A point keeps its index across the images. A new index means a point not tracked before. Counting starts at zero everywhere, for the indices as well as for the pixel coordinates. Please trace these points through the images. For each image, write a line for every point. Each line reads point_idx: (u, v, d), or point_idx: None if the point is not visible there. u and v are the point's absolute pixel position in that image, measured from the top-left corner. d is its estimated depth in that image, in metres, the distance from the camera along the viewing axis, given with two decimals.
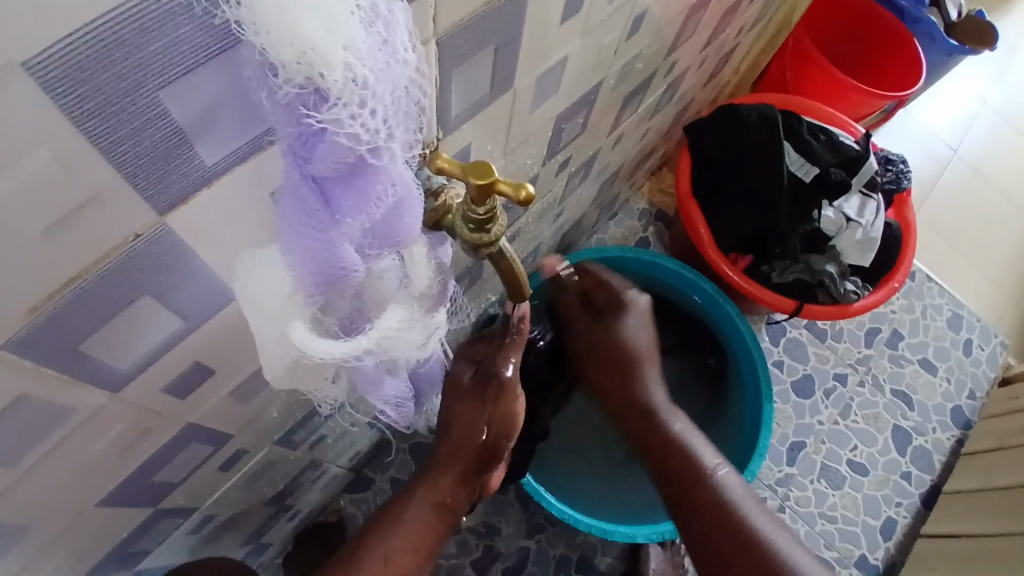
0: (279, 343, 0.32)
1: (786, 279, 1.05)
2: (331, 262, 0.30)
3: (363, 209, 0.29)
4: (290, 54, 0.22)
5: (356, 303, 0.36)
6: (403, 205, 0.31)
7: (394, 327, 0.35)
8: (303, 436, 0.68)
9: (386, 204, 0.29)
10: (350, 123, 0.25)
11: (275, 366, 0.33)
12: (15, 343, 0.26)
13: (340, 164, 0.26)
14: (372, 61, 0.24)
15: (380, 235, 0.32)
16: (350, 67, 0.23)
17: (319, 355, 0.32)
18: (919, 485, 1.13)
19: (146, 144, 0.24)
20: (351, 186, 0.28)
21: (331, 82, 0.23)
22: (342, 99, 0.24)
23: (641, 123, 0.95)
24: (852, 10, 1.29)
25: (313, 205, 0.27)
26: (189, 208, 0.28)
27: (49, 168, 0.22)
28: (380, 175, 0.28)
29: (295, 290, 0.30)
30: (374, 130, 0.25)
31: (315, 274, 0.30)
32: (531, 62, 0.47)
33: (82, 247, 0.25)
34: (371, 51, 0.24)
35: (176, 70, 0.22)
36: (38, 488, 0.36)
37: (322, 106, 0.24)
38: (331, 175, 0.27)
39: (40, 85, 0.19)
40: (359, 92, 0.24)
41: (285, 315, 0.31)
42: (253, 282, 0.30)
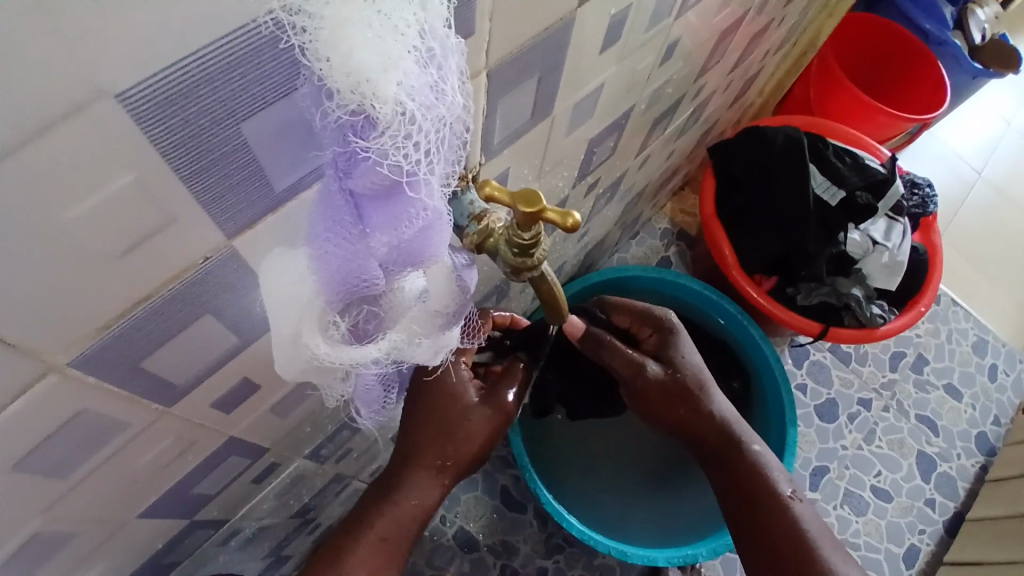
0: (293, 343, 0.32)
1: (812, 302, 1.05)
2: (355, 275, 0.30)
3: (393, 228, 0.28)
4: (345, 82, 0.22)
5: (370, 310, 0.36)
6: (432, 229, 0.29)
7: (399, 342, 0.37)
8: (330, 451, 0.69)
9: (416, 227, 0.29)
10: (395, 153, 0.24)
11: (288, 363, 0.33)
12: (83, 360, 0.27)
13: (378, 184, 0.26)
14: (423, 94, 0.24)
15: (408, 256, 0.30)
16: (400, 101, 0.23)
17: (336, 359, 0.33)
18: (944, 513, 1.11)
19: (223, 171, 0.25)
20: (386, 206, 0.27)
21: (380, 113, 0.23)
22: (389, 129, 0.23)
23: (667, 144, 0.95)
24: (876, 34, 1.29)
25: (344, 216, 0.28)
26: (255, 231, 0.29)
27: (131, 193, 0.22)
28: (416, 200, 0.27)
29: (315, 295, 0.31)
30: (414, 160, 0.25)
31: (336, 284, 0.30)
32: (570, 90, 0.47)
33: (157, 268, 0.26)
34: (423, 85, 0.24)
35: (255, 102, 0.23)
36: (85, 499, 0.37)
37: (370, 133, 0.24)
38: (367, 193, 0.27)
39: (132, 116, 0.20)
40: (408, 125, 0.24)
41: (303, 317, 0.31)
42: (278, 282, 0.30)
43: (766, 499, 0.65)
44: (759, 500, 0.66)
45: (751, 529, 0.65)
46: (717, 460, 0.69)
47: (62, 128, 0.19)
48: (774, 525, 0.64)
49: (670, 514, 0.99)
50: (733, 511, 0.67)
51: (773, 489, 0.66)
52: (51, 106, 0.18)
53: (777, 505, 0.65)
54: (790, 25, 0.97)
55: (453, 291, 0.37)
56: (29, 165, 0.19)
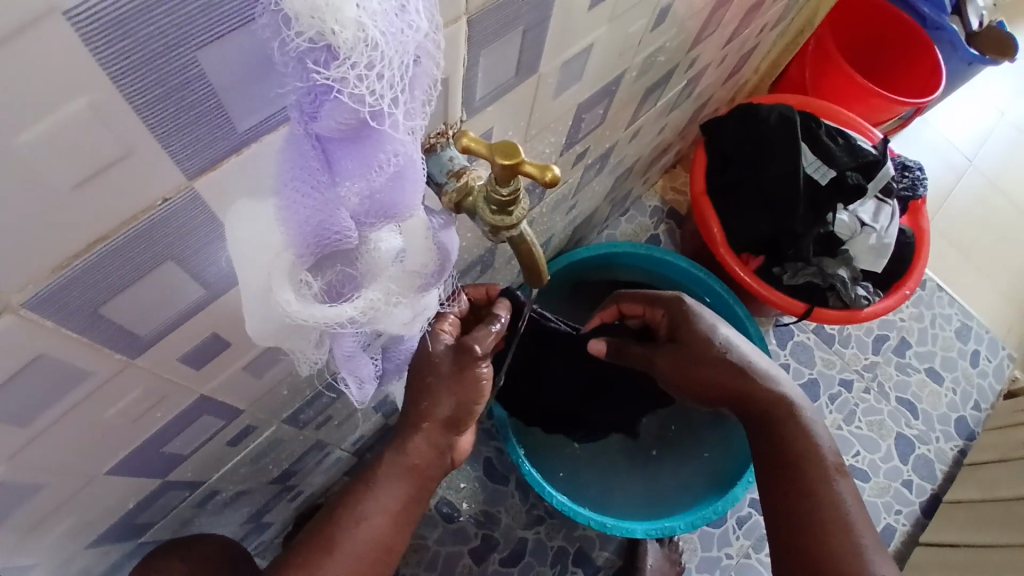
0: (264, 297, 0.31)
1: (798, 282, 1.04)
2: (325, 227, 0.29)
3: (364, 175, 0.27)
4: (303, 5, 0.21)
5: (345, 269, 0.35)
6: (404, 176, 0.28)
7: (376, 300, 0.35)
8: (310, 416, 0.68)
9: (387, 174, 0.27)
10: (357, 84, 0.23)
11: (259, 320, 0.32)
12: (40, 302, 0.26)
13: (345, 125, 0.25)
14: (385, 17, 0.23)
15: (380, 208, 0.29)
16: (361, 25, 0.22)
17: (308, 318, 0.32)
18: (920, 494, 1.13)
19: (178, 104, 0.24)
20: (355, 148, 0.26)
21: (341, 38, 0.22)
22: (351, 57, 0.22)
23: (659, 117, 0.94)
24: (872, 13, 1.28)
25: (312, 163, 0.26)
26: (217, 173, 0.28)
27: (84, 120, 0.21)
28: (386, 141, 0.26)
29: (286, 248, 0.29)
30: (378, 93, 0.24)
31: (308, 237, 0.29)
32: (556, 49, 0.46)
33: (113, 207, 0.25)
34: (385, 9, 0.22)
35: (213, 31, 0.22)
36: (50, 451, 0.36)
37: (331, 63, 0.23)
38: (334, 136, 0.25)
39: (80, 36, 0.19)
40: (368, 52, 0.23)
41: (273, 272, 0.30)
42: (245, 231, 0.29)
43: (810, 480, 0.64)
44: (804, 467, 0.65)
45: (783, 491, 0.65)
46: (766, 430, 0.68)
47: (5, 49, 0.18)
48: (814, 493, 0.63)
49: (652, 490, 1.00)
50: (774, 475, 0.66)
51: (819, 459, 0.65)
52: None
53: (822, 477, 0.64)
54: None
55: (433, 250, 0.37)
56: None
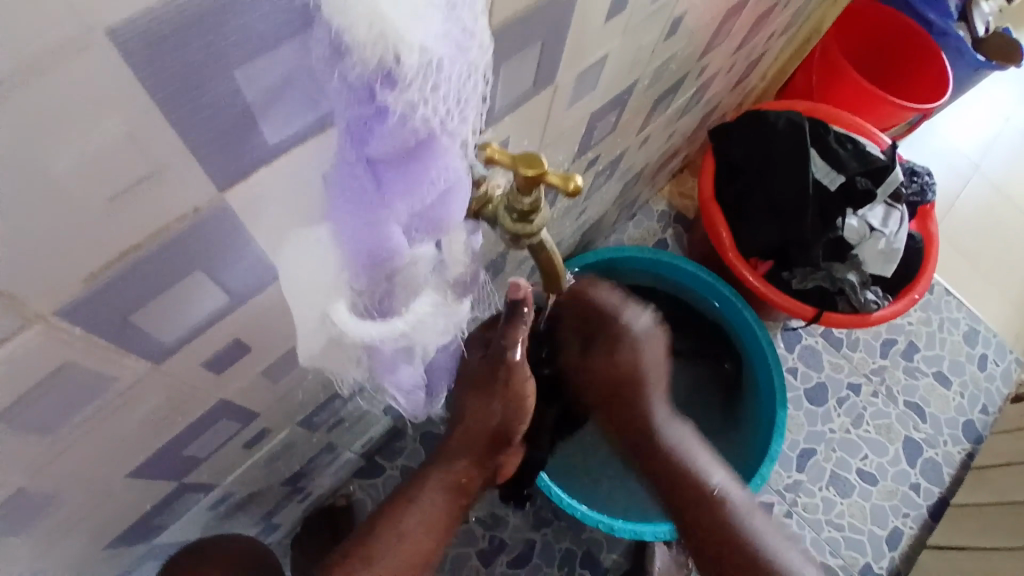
0: (320, 313, 0.35)
1: (806, 286, 1.05)
2: (376, 248, 0.31)
3: (413, 194, 0.30)
4: (369, 35, 0.22)
5: (387, 288, 0.35)
6: (449, 192, 0.31)
7: (421, 313, 0.39)
8: (321, 420, 0.69)
9: (437, 190, 0.30)
10: (416, 107, 0.25)
11: (312, 337, 0.37)
12: (70, 310, 0.27)
13: (398, 147, 0.27)
14: (442, 45, 0.24)
15: (426, 221, 0.32)
16: (423, 53, 0.24)
17: (354, 332, 0.36)
18: (928, 497, 1.13)
19: (211, 118, 0.24)
20: (403, 169, 0.28)
21: (405, 66, 0.24)
22: (413, 83, 0.25)
23: (669, 123, 0.94)
24: (883, 24, 1.28)
25: (365, 185, 0.28)
26: (248, 184, 0.28)
27: (118, 137, 0.22)
28: (436, 161, 0.29)
29: (341, 270, 0.32)
30: (442, 111, 0.27)
31: (362, 254, 0.31)
32: (572, 61, 0.47)
33: (148, 217, 0.26)
34: (443, 37, 0.24)
35: (254, 46, 0.23)
36: (73, 456, 0.36)
37: (391, 88, 0.25)
38: (386, 157, 0.27)
39: (120, 53, 0.20)
40: (426, 78, 0.25)
41: (330, 292, 0.34)
42: (306, 260, 0.32)
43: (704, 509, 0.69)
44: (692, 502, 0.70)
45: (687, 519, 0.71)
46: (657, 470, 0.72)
47: (47, 62, 0.18)
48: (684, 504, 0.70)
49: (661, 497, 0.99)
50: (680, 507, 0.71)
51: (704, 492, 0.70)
52: (35, 43, 0.17)
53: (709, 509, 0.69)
54: (797, 5, 0.96)
55: (464, 260, 0.40)
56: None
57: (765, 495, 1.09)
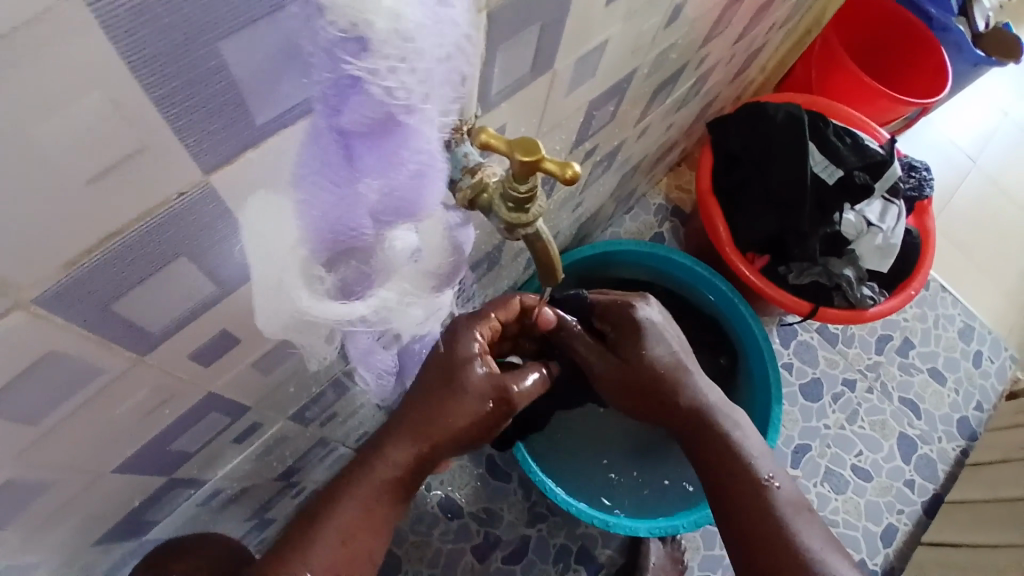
0: (275, 292, 0.31)
1: (803, 281, 1.04)
2: (342, 222, 0.29)
3: (383, 172, 0.28)
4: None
5: (358, 267, 0.34)
6: (425, 176, 0.29)
7: (388, 300, 0.36)
8: (315, 413, 0.68)
9: (408, 172, 0.28)
10: (387, 75, 0.24)
11: (271, 315, 0.32)
12: (50, 298, 0.25)
13: (369, 118, 0.25)
14: (419, 13, 0.23)
15: (400, 207, 0.30)
16: (397, 17, 0.22)
17: (316, 313, 0.32)
18: (922, 493, 1.13)
19: (197, 97, 0.23)
20: (376, 145, 0.27)
21: (376, 30, 0.22)
22: (385, 48, 0.23)
23: (667, 115, 0.94)
24: (883, 15, 1.27)
25: (333, 158, 0.27)
26: (230, 169, 0.27)
27: (97, 113, 0.21)
28: (409, 138, 0.27)
29: (300, 243, 0.30)
30: (410, 86, 0.25)
31: (323, 230, 0.29)
32: (571, 46, 0.46)
33: (131, 201, 0.25)
34: (421, 5, 0.23)
35: (237, 20, 0.22)
36: (57, 450, 0.35)
37: (364, 54, 0.23)
38: (358, 131, 0.26)
39: (99, 24, 0.19)
40: (401, 45, 0.23)
41: (286, 266, 0.30)
42: (263, 229, 0.29)
43: (745, 494, 0.64)
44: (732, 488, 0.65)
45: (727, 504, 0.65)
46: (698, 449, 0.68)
47: (19, 37, 0.17)
48: (734, 487, 0.65)
49: (653, 494, 0.99)
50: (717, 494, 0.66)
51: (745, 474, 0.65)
52: (8, 9, 0.16)
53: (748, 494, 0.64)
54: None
55: (447, 250, 0.38)
56: None
57: None
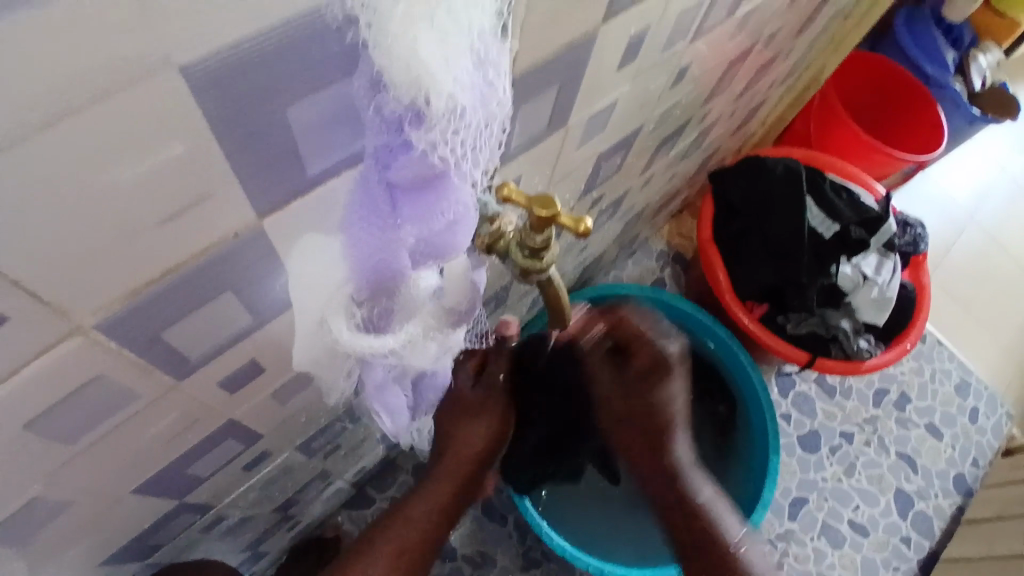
0: (316, 326, 0.35)
1: (801, 331, 1.07)
2: (383, 265, 0.32)
3: (426, 221, 0.31)
4: (404, 76, 0.24)
5: (387, 305, 0.36)
6: (459, 224, 0.32)
7: (411, 335, 0.39)
8: (320, 445, 0.69)
9: (446, 221, 0.32)
10: (441, 144, 0.27)
11: (308, 348, 0.36)
12: (108, 325, 0.28)
13: (419, 175, 0.29)
14: (469, 92, 0.26)
15: (435, 251, 0.33)
16: (453, 97, 0.26)
17: (353, 346, 0.36)
18: (918, 551, 1.12)
19: (261, 150, 0.26)
20: (421, 197, 0.30)
21: (433, 107, 0.26)
22: (439, 121, 0.26)
23: (670, 167, 0.97)
24: (881, 74, 1.33)
25: (381, 206, 0.30)
26: (284, 212, 0.30)
27: (173, 163, 0.23)
28: (450, 192, 0.30)
29: (344, 282, 0.33)
30: (457, 152, 0.28)
31: (365, 271, 0.33)
32: (584, 104, 0.49)
33: (189, 240, 0.27)
34: (471, 85, 0.26)
35: (307, 85, 0.25)
36: (85, 470, 0.37)
37: (421, 125, 0.27)
38: (404, 184, 0.30)
39: (188, 86, 0.22)
40: (453, 119, 0.27)
41: (329, 301, 0.34)
42: (309, 268, 0.32)
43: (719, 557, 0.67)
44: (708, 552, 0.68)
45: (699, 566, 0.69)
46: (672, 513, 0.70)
47: (116, 100, 0.20)
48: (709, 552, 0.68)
49: (649, 541, 0.99)
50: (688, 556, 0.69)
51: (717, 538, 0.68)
52: (110, 75, 0.19)
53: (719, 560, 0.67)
54: (794, 60, 1.00)
55: (464, 290, 0.41)
56: (75, 130, 0.20)
57: None
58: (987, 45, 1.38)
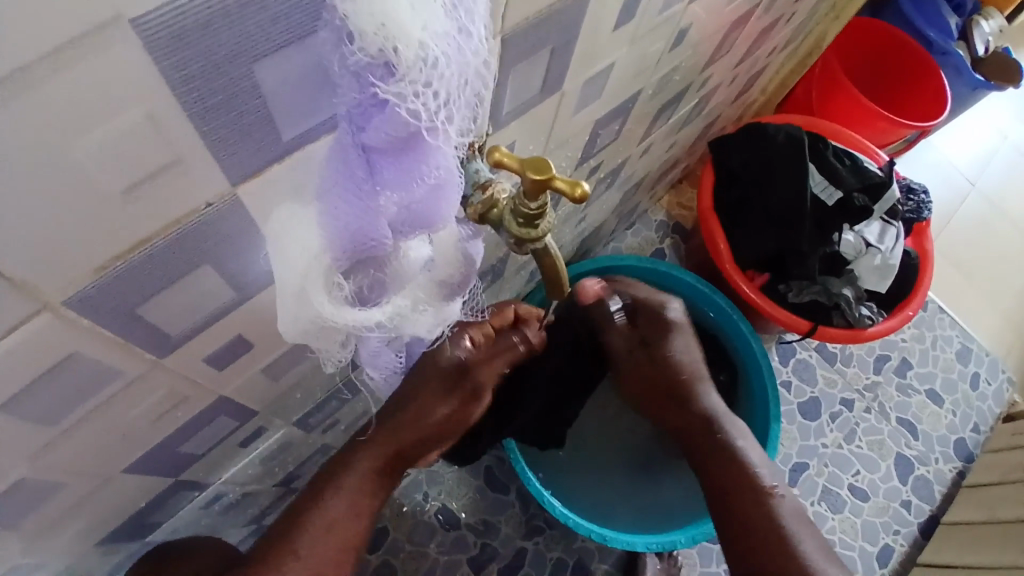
0: (298, 301, 0.32)
1: (802, 300, 1.05)
2: (363, 234, 0.30)
3: (404, 186, 0.29)
4: (369, 22, 0.22)
5: (376, 275, 0.36)
6: (443, 190, 0.30)
7: (403, 306, 0.38)
8: (318, 420, 0.69)
9: (427, 186, 0.29)
10: (413, 98, 0.25)
11: (290, 323, 0.33)
12: (79, 301, 0.27)
13: (394, 136, 0.26)
14: (443, 40, 0.24)
15: (416, 218, 0.31)
16: (423, 45, 0.24)
17: (336, 319, 0.33)
18: (919, 515, 1.13)
19: (231, 116, 0.25)
20: (397, 159, 0.28)
21: (402, 56, 0.23)
22: (409, 74, 0.24)
23: (670, 134, 0.95)
24: (883, 40, 1.29)
25: (356, 172, 0.28)
26: (258, 181, 0.28)
27: (136, 128, 0.22)
28: (429, 155, 0.28)
29: (325, 254, 0.30)
30: (433, 109, 0.26)
31: (345, 243, 0.30)
32: (580, 67, 0.47)
33: (159, 211, 0.26)
34: (444, 32, 0.24)
35: (271, 44, 0.23)
36: (70, 451, 0.36)
37: (390, 78, 0.24)
38: (382, 147, 0.27)
39: (145, 45, 0.20)
40: (427, 71, 0.24)
41: (308, 276, 0.31)
42: (285, 240, 0.30)
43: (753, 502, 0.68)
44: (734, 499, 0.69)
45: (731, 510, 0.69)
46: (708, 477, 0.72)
47: (64, 56, 0.18)
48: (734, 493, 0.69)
49: (650, 512, 0.99)
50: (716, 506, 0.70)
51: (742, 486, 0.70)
52: (52, 32, 0.18)
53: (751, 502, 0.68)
54: (798, 22, 0.97)
55: (459, 260, 0.40)
56: (25, 93, 0.18)
57: None
58: (989, 10, 1.34)
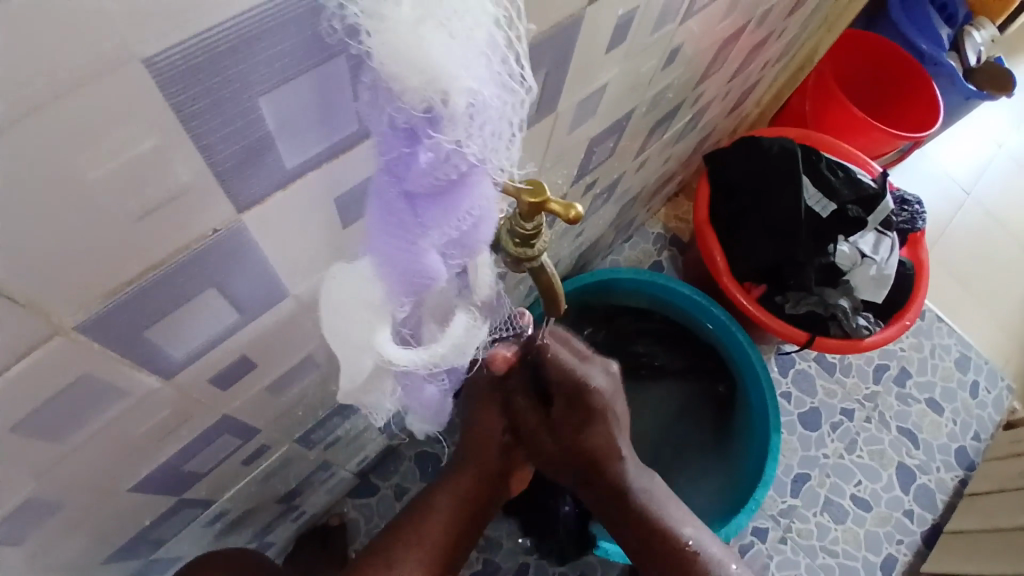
0: (359, 339, 0.33)
1: (799, 311, 1.06)
2: (415, 270, 0.31)
3: (452, 224, 0.30)
4: (420, 81, 0.23)
5: (421, 310, 0.35)
6: (484, 221, 0.31)
7: (461, 337, 0.37)
8: (319, 436, 0.69)
9: (471, 220, 0.30)
10: (462, 145, 0.26)
11: (351, 361, 0.35)
12: (90, 325, 0.27)
13: (443, 181, 0.27)
14: (489, 87, 0.25)
15: (462, 249, 0.32)
16: (471, 94, 0.24)
17: (397, 360, 0.34)
18: (921, 524, 1.13)
19: (238, 145, 0.26)
20: (445, 200, 0.29)
21: (453, 109, 0.24)
22: (460, 124, 0.25)
23: (665, 148, 0.97)
24: (873, 51, 1.31)
25: (407, 215, 0.29)
26: (263, 206, 0.30)
27: (148, 157, 0.23)
28: (475, 193, 0.29)
29: (379, 293, 0.32)
30: (481, 151, 0.27)
31: (399, 278, 0.31)
32: (574, 88, 0.48)
33: (169, 236, 0.27)
34: (490, 78, 0.25)
35: (276, 78, 0.24)
36: (78, 468, 0.37)
37: (439, 127, 0.25)
38: (430, 192, 0.28)
39: (155, 80, 0.21)
40: (474, 117, 0.25)
41: (369, 315, 0.32)
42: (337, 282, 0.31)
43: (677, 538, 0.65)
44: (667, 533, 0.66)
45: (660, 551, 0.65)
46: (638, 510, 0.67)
47: (83, 90, 0.19)
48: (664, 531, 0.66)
49: None
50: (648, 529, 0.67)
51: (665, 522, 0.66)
52: (70, 71, 0.19)
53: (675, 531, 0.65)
54: (788, 38, 0.99)
55: (492, 283, 0.40)
56: (42, 126, 0.19)
57: (759, 520, 1.09)
58: (981, 21, 1.35)
